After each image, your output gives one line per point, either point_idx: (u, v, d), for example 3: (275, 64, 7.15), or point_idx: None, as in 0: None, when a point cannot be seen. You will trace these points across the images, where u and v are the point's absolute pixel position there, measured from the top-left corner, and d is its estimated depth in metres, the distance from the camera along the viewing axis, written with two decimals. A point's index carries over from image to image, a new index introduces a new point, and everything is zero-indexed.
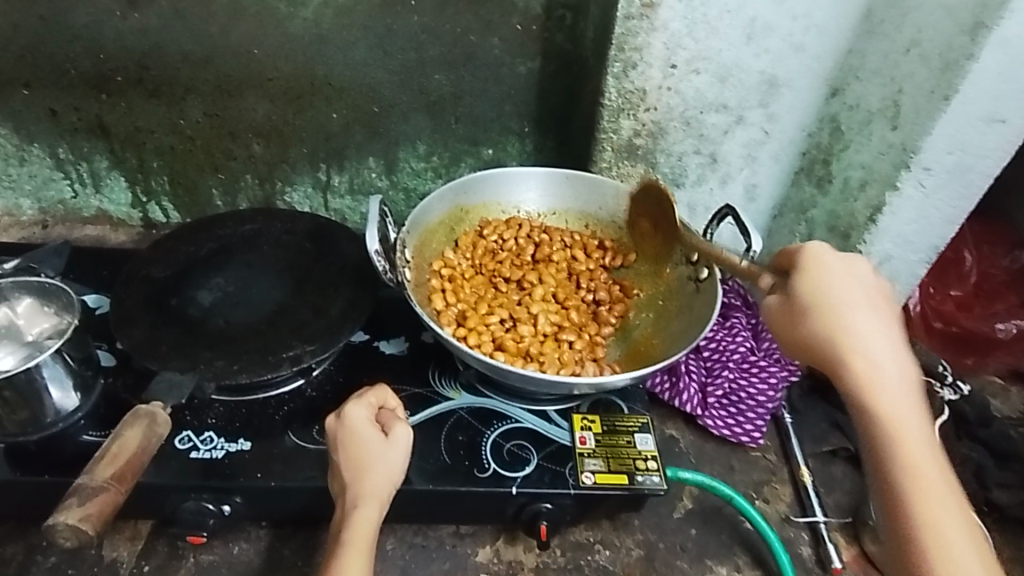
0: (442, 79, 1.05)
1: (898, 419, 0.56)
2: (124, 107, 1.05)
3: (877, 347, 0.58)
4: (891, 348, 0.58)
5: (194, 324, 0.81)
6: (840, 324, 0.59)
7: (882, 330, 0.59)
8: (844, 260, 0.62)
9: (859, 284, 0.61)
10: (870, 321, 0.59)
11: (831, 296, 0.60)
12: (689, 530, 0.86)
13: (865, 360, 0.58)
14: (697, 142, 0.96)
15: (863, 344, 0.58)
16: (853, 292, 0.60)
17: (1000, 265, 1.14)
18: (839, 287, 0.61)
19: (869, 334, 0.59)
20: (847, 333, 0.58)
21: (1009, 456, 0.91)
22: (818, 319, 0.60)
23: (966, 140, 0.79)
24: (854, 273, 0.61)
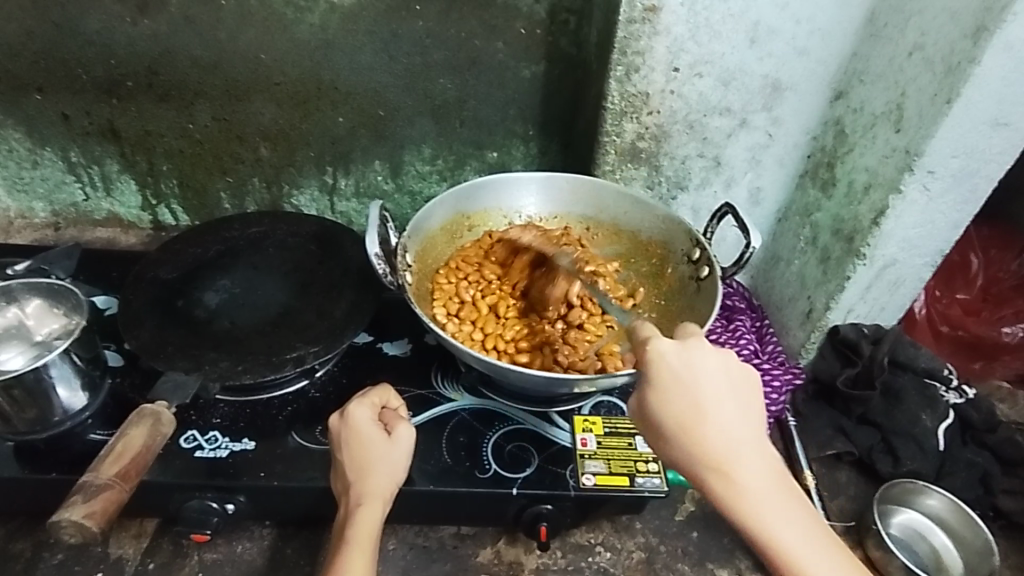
0: (447, 83, 1.06)
1: (753, 507, 0.56)
2: (135, 112, 1.07)
3: (722, 449, 0.57)
4: (740, 439, 0.57)
5: (200, 326, 0.82)
6: (701, 433, 0.57)
7: (738, 433, 0.57)
8: (683, 355, 0.58)
9: (717, 377, 0.58)
10: (725, 424, 0.57)
11: (673, 423, 0.57)
12: (691, 534, 0.86)
13: (716, 470, 0.57)
14: (700, 145, 0.97)
15: (711, 449, 0.57)
16: (712, 405, 0.57)
17: (1008, 268, 1.11)
18: (705, 398, 0.57)
19: (711, 436, 0.57)
20: (693, 450, 0.57)
21: (1015, 462, 0.91)
22: (671, 448, 0.58)
23: (971, 144, 0.78)
24: (695, 373, 0.58)
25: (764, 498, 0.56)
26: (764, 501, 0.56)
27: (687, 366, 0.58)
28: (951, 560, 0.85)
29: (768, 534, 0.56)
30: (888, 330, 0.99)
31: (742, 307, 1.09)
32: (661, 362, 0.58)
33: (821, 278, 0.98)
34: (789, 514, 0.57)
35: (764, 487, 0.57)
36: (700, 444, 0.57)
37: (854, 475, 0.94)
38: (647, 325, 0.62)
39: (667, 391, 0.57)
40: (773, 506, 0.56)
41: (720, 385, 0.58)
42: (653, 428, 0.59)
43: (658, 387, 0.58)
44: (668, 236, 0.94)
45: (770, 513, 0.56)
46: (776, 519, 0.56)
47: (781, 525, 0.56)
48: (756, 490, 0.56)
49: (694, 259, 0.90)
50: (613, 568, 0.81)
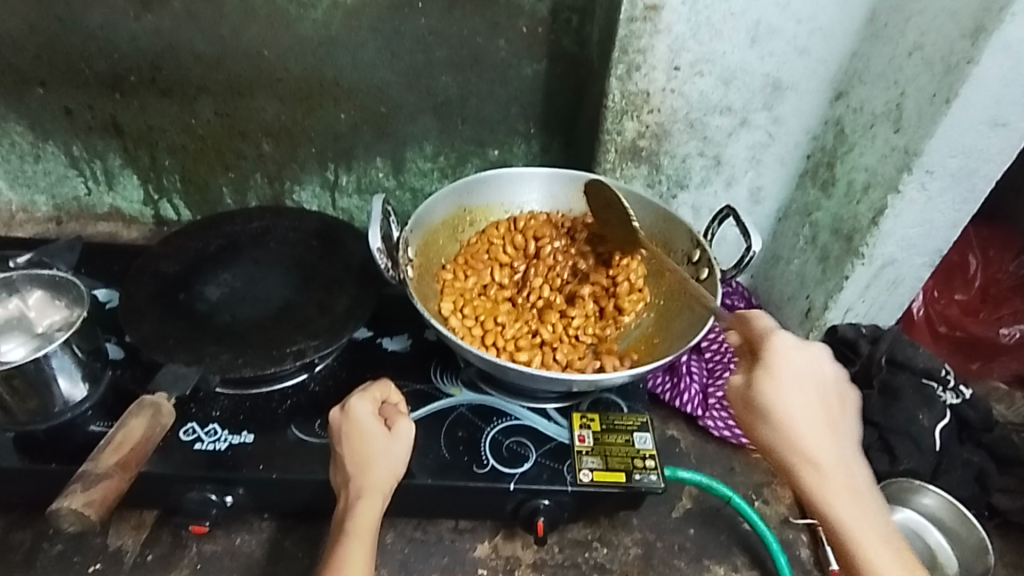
0: (449, 80, 1.06)
1: (833, 494, 0.59)
2: (138, 107, 1.08)
3: (815, 437, 0.61)
4: (830, 435, 0.61)
5: (201, 319, 0.82)
6: (797, 431, 0.60)
7: (831, 425, 0.62)
8: (795, 350, 0.63)
9: (815, 378, 0.63)
10: (818, 425, 0.61)
11: (775, 404, 0.61)
12: (688, 530, 0.86)
13: (802, 452, 0.60)
14: (701, 145, 0.98)
15: (806, 433, 0.61)
16: (805, 398, 0.62)
17: (1007, 270, 1.12)
18: (805, 388, 0.62)
19: (805, 421, 0.61)
20: (789, 431, 0.61)
21: (1013, 461, 0.91)
22: (762, 427, 0.62)
23: (969, 144, 0.79)
24: (802, 368, 0.63)
25: (848, 489, 0.60)
26: (846, 489, 0.60)
27: (798, 361, 0.63)
28: (946, 559, 0.85)
29: (844, 522, 0.59)
30: (887, 330, 0.99)
31: (741, 306, 1.10)
32: (774, 351, 0.63)
33: (820, 277, 0.99)
34: (868, 513, 0.59)
35: (846, 483, 0.60)
36: (794, 428, 0.61)
37: None
38: (759, 316, 0.67)
39: (776, 376, 0.62)
40: (853, 500, 0.59)
41: (822, 384, 0.63)
42: (752, 404, 0.62)
43: (767, 371, 0.63)
44: (668, 236, 0.94)
45: (850, 504, 0.59)
46: (853, 513, 0.59)
47: (855, 518, 0.59)
48: (839, 481, 0.60)
49: (693, 259, 0.91)
50: (610, 564, 0.82)
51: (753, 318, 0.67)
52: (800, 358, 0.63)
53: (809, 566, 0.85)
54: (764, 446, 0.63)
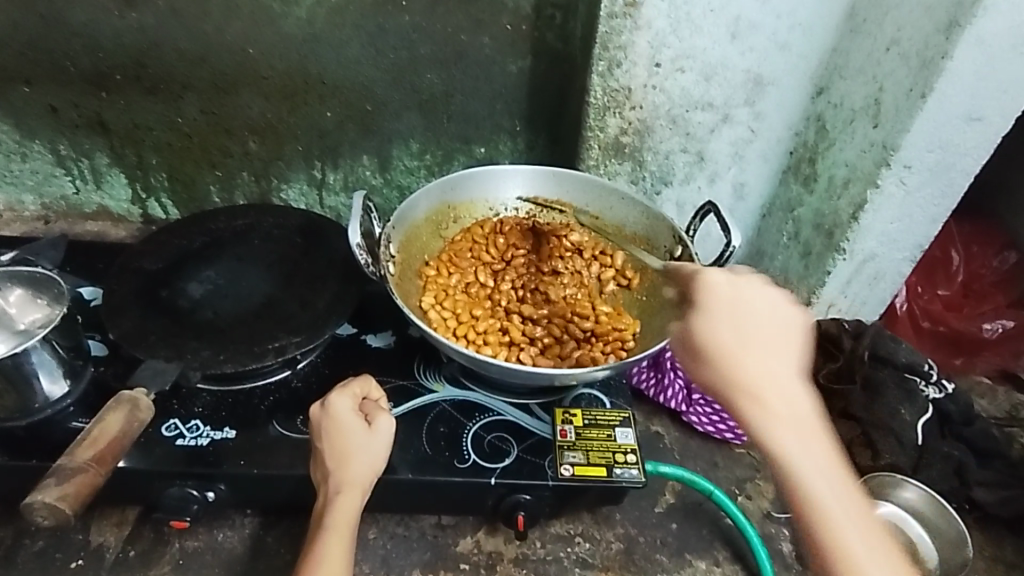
0: (434, 77, 1.07)
1: (779, 426, 0.56)
2: (123, 105, 1.08)
3: (749, 367, 0.58)
4: (772, 372, 0.58)
5: (183, 315, 0.83)
6: (733, 363, 0.59)
7: (780, 361, 0.59)
8: (736, 288, 0.64)
9: (752, 312, 0.62)
10: (759, 360, 0.59)
11: (715, 339, 0.61)
12: (670, 525, 0.87)
13: (744, 386, 0.58)
14: (683, 141, 0.98)
15: (746, 363, 0.58)
16: (739, 332, 0.60)
17: (990, 266, 1.13)
18: (746, 321, 0.61)
19: (742, 354, 0.59)
20: (731, 365, 0.59)
21: (992, 455, 0.93)
22: (702, 363, 0.61)
23: (946, 138, 0.79)
24: (744, 304, 0.63)
25: (793, 421, 0.56)
26: (792, 432, 0.56)
27: (737, 298, 0.63)
28: (927, 551, 0.83)
29: (788, 456, 0.55)
30: (869, 325, 1.00)
31: None
32: (710, 290, 0.65)
33: (803, 273, 0.99)
34: (818, 446, 0.56)
35: (790, 426, 0.56)
36: (733, 359, 0.59)
37: None
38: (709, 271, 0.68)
39: (711, 314, 0.63)
40: (799, 437, 0.56)
41: (769, 316, 0.62)
42: (692, 344, 0.62)
43: (703, 310, 0.63)
44: (651, 233, 0.94)
45: (805, 442, 0.56)
46: (797, 446, 0.55)
47: (803, 446, 0.55)
48: (777, 415, 0.57)
49: (675, 256, 0.91)
50: (591, 558, 0.82)
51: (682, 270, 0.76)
52: (731, 292, 0.64)
53: (790, 560, 0.85)
54: (705, 387, 0.60)
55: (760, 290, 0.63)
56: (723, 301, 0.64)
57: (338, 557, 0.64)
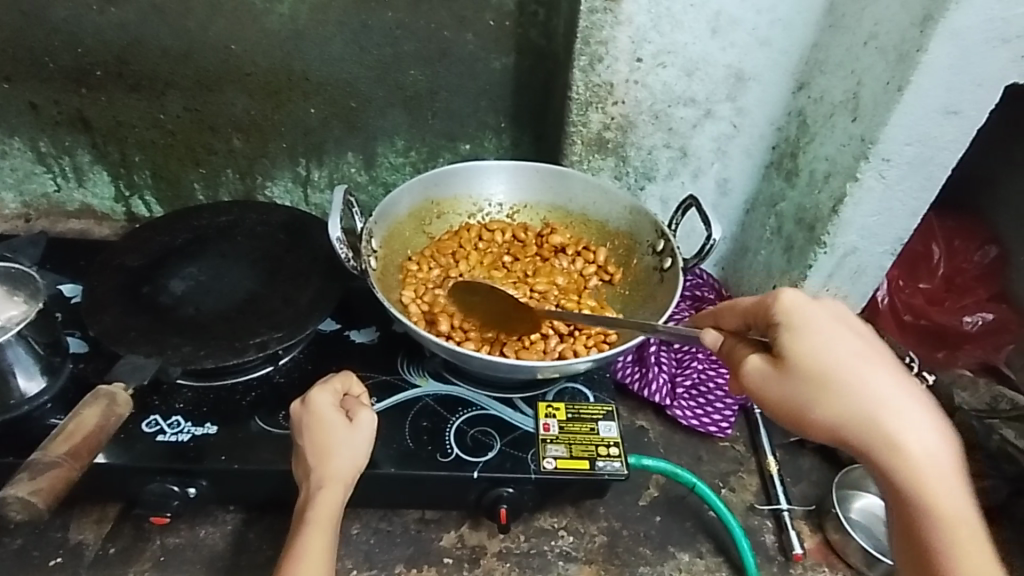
0: (418, 74, 1.07)
1: (906, 450, 0.54)
2: (105, 102, 1.07)
3: (874, 390, 0.54)
4: (891, 393, 0.55)
5: (164, 311, 0.82)
6: (844, 394, 0.54)
7: (883, 378, 0.55)
8: (820, 302, 0.57)
9: (845, 328, 0.57)
10: (875, 384, 0.55)
11: (817, 363, 0.54)
12: (654, 518, 0.87)
13: (865, 410, 0.54)
14: (666, 136, 0.98)
15: (855, 387, 0.54)
16: (843, 354, 0.55)
17: (972, 260, 1.14)
18: (840, 342, 0.56)
19: (853, 377, 0.54)
20: (838, 389, 0.54)
21: (972, 446, 0.93)
22: (807, 387, 0.55)
23: (924, 131, 0.80)
24: (832, 320, 0.57)
25: (918, 439, 0.54)
26: (936, 450, 0.54)
27: (820, 312, 0.57)
28: None
29: (924, 478, 0.53)
30: None
31: (710, 296, 1.10)
32: (797, 306, 0.57)
33: (785, 267, 1.00)
34: (941, 464, 0.54)
35: (925, 446, 0.54)
36: (841, 384, 0.54)
37: (817, 461, 0.96)
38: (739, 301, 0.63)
39: (812, 336, 0.55)
40: (929, 460, 0.54)
41: (852, 329, 0.57)
42: (791, 369, 0.55)
43: (798, 330, 0.56)
44: (634, 228, 0.95)
45: (937, 460, 0.54)
46: (933, 465, 0.54)
47: (930, 467, 0.54)
48: (922, 438, 0.54)
49: (658, 250, 0.91)
50: (575, 552, 0.82)
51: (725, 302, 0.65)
52: (823, 310, 0.57)
53: (772, 552, 0.86)
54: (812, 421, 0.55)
55: (833, 304, 0.58)
56: (820, 322, 0.56)
57: (320, 551, 0.64)
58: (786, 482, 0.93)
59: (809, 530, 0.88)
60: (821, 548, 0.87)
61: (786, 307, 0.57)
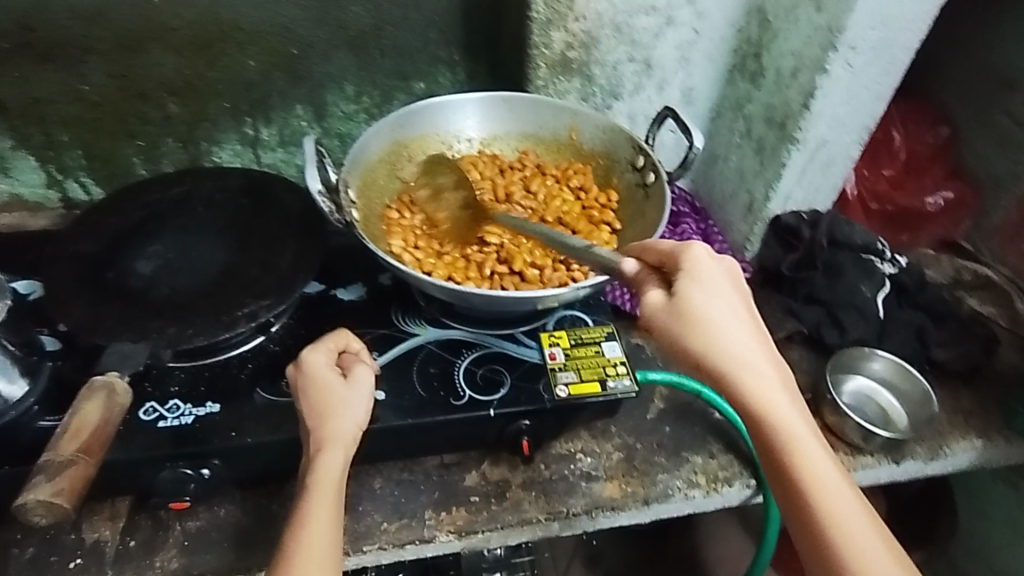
0: (360, 11, 1.01)
1: (767, 402, 0.58)
2: (16, 78, 0.96)
3: (743, 344, 0.59)
4: (752, 344, 0.59)
5: (138, 295, 0.77)
6: (719, 341, 0.58)
7: (749, 334, 0.60)
8: (716, 257, 0.61)
9: (729, 280, 0.60)
10: (740, 334, 0.59)
11: (700, 308, 0.58)
12: (664, 428, 0.90)
13: (735, 362, 0.58)
14: (630, 49, 0.96)
15: (728, 342, 0.58)
16: (717, 302, 0.58)
17: (926, 141, 1.18)
18: (719, 293, 0.59)
19: (729, 329, 0.58)
20: (716, 341, 0.58)
21: (945, 315, 0.98)
22: (690, 334, 0.57)
23: (887, 14, 0.81)
24: (720, 276, 0.60)
25: (775, 393, 0.59)
26: (778, 399, 0.59)
27: (711, 267, 0.60)
28: (896, 417, 0.92)
29: (784, 429, 0.58)
30: (825, 213, 1.03)
31: (686, 212, 1.12)
32: (698, 257, 0.60)
33: (758, 169, 1.01)
34: (800, 418, 0.59)
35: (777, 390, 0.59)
36: (720, 333, 0.58)
37: (805, 351, 0.99)
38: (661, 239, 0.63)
39: (701, 285, 0.58)
40: (779, 402, 0.59)
41: (737, 291, 0.61)
42: (680, 315, 0.58)
43: (694, 278, 0.59)
44: (611, 147, 0.93)
45: (781, 405, 0.59)
46: (794, 419, 0.59)
47: (793, 423, 0.59)
48: (780, 394, 0.59)
49: (638, 167, 0.91)
50: (596, 471, 0.84)
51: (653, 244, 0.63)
52: (718, 263, 0.60)
53: None
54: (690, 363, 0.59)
55: (731, 261, 0.62)
56: (711, 273, 0.60)
57: (322, 517, 0.63)
58: None
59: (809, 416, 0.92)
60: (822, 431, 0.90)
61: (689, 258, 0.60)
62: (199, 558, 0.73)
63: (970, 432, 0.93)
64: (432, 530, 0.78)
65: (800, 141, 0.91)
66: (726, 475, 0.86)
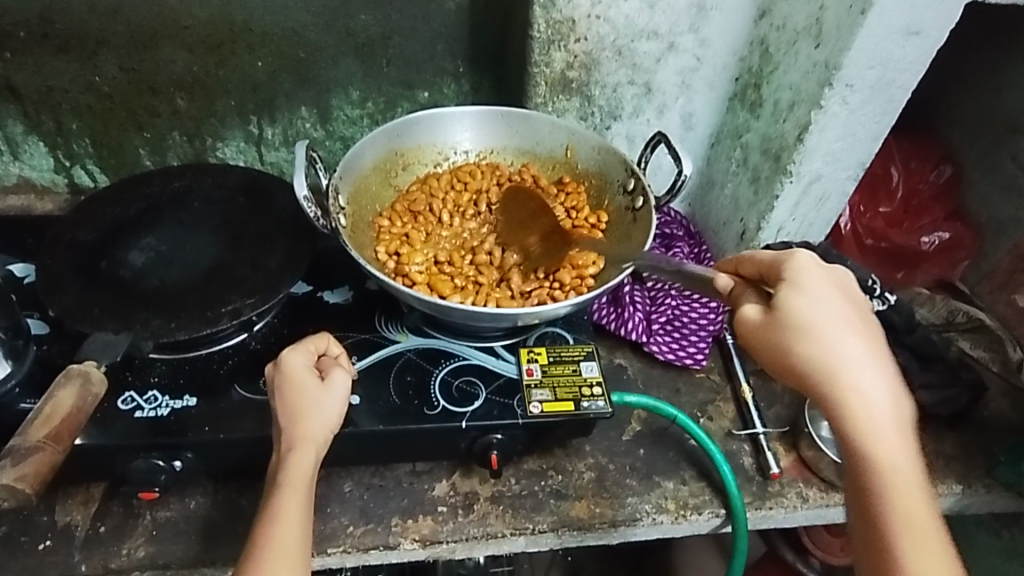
0: (369, 19, 1.02)
1: (870, 429, 0.57)
2: (32, 66, 0.99)
3: (853, 360, 0.58)
4: (867, 360, 0.59)
5: (127, 286, 0.79)
6: (818, 355, 0.58)
7: (865, 351, 0.59)
8: (823, 266, 0.62)
9: (837, 290, 0.61)
10: (852, 346, 0.59)
11: (806, 317, 0.58)
12: (638, 451, 0.90)
13: (838, 377, 0.58)
14: (630, 72, 0.97)
15: (836, 355, 0.58)
16: (823, 312, 0.59)
17: (927, 180, 1.17)
18: (824, 304, 0.59)
19: (840, 341, 0.58)
20: (826, 354, 0.58)
21: (932, 357, 0.97)
22: (797, 343, 0.58)
23: (886, 55, 0.80)
24: (824, 287, 0.60)
25: (886, 421, 0.57)
26: (886, 429, 0.57)
27: (825, 279, 0.61)
28: None
29: (887, 460, 0.56)
30: (817, 246, 1.03)
31: (680, 234, 1.10)
32: (801, 266, 0.61)
33: (752, 199, 1.01)
34: (905, 450, 0.57)
35: (884, 414, 0.58)
36: (824, 348, 0.58)
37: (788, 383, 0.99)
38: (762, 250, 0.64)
39: (806, 292, 0.60)
40: (883, 430, 0.57)
41: (854, 302, 0.62)
42: (776, 324, 0.59)
43: (795, 285, 0.60)
44: (604, 168, 0.94)
45: (887, 432, 0.57)
46: (898, 450, 0.57)
47: (894, 452, 0.56)
48: (887, 414, 0.58)
49: (629, 190, 0.91)
50: (565, 489, 0.85)
51: (751, 254, 0.65)
52: (826, 272, 0.62)
53: (752, 473, 0.90)
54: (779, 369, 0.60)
55: (837, 271, 0.63)
56: (821, 283, 0.61)
57: (295, 512, 0.63)
58: (760, 407, 0.96)
59: (784, 450, 0.93)
60: (797, 465, 0.91)
61: (793, 265, 0.61)
62: (166, 548, 0.75)
63: (949, 477, 0.92)
64: (397, 537, 0.79)
65: (793, 174, 0.91)
66: (696, 502, 0.86)
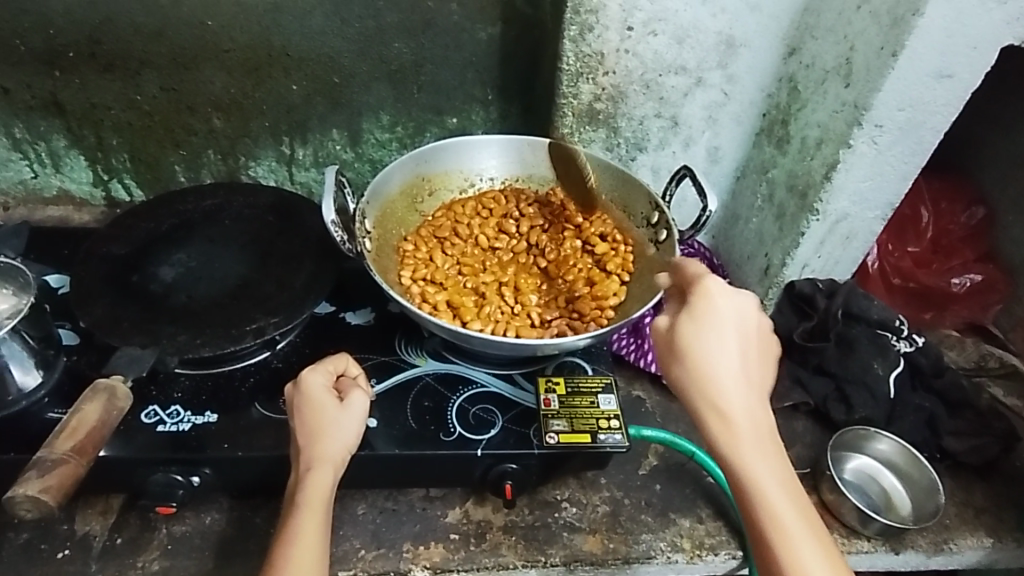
0: (402, 46, 1.04)
1: (744, 449, 0.60)
2: (78, 84, 1.03)
3: (734, 387, 0.61)
4: (746, 389, 0.61)
5: (157, 300, 0.81)
6: (707, 380, 0.61)
7: (750, 379, 0.61)
8: (732, 297, 0.62)
9: (740, 323, 0.62)
10: (736, 376, 0.61)
11: (694, 345, 0.61)
12: (654, 486, 0.89)
13: (719, 400, 0.60)
14: (657, 106, 0.98)
15: (720, 384, 0.61)
16: (714, 342, 0.61)
17: (958, 222, 1.16)
18: (718, 335, 0.61)
19: (724, 370, 0.61)
20: (706, 379, 0.61)
21: (961, 404, 0.95)
22: (681, 367, 0.61)
23: (916, 97, 0.80)
24: (726, 318, 0.62)
25: (759, 447, 0.60)
26: (757, 453, 0.60)
27: (729, 310, 0.62)
28: (899, 501, 0.90)
29: (755, 477, 0.59)
30: (842, 284, 1.01)
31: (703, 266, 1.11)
32: (711, 293, 0.63)
33: (777, 235, 1.00)
34: (775, 473, 0.60)
35: (761, 440, 0.60)
36: (709, 376, 0.60)
37: (811, 424, 0.97)
38: (693, 264, 0.67)
39: (704, 324, 0.62)
40: (760, 451, 0.60)
41: (753, 336, 0.63)
42: (674, 344, 0.62)
43: (696, 313, 0.62)
44: (628, 200, 0.94)
45: (760, 456, 0.60)
46: (768, 471, 0.60)
47: (765, 473, 0.59)
48: (762, 439, 0.60)
49: (652, 222, 0.91)
50: (579, 522, 0.84)
51: (688, 265, 0.68)
52: (732, 303, 0.62)
53: None
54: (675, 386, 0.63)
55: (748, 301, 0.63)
56: (721, 315, 0.62)
57: (312, 535, 0.64)
58: None
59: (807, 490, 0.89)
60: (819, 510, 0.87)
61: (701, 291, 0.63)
62: (179, 563, 0.75)
63: (978, 529, 0.89)
64: (408, 563, 0.78)
65: (819, 212, 0.90)
66: (712, 542, 0.84)
